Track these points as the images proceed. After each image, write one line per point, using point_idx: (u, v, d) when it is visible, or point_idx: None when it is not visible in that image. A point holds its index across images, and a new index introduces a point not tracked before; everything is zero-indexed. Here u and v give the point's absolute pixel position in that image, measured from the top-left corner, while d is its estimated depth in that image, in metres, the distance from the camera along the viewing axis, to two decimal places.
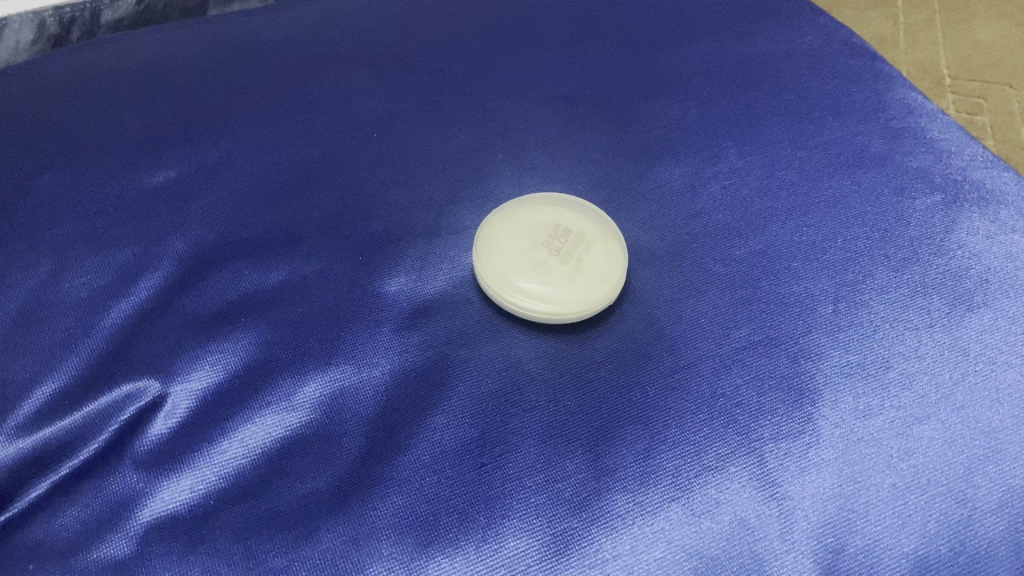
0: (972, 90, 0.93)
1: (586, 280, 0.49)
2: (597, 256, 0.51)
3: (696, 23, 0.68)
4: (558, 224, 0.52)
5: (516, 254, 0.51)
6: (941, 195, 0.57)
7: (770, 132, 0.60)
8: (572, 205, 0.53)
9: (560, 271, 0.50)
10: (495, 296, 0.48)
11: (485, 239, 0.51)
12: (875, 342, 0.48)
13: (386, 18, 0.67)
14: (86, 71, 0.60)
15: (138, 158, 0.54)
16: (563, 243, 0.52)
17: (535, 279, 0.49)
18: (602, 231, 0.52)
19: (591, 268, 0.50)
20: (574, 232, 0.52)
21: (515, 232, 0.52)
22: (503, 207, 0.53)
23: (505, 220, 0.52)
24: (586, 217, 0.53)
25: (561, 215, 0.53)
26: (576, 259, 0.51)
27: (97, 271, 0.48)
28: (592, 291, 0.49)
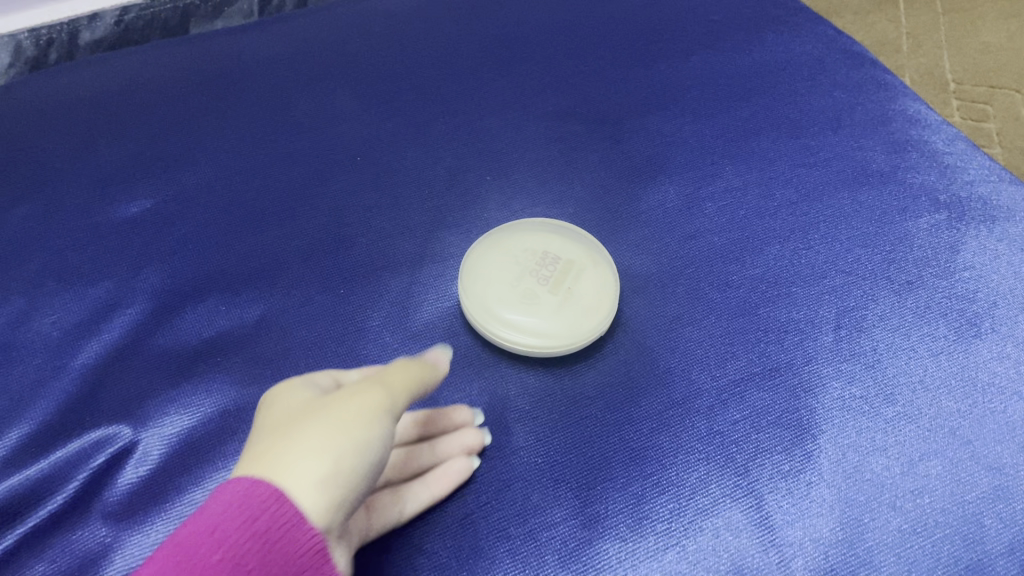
0: (978, 95, 0.89)
1: (576, 311, 0.48)
2: (587, 285, 0.49)
3: (692, 33, 0.66)
4: (548, 251, 0.51)
5: (502, 284, 0.49)
6: (946, 213, 0.55)
7: (767, 148, 0.58)
8: (561, 229, 0.52)
9: (549, 300, 0.48)
10: (481, 329, 0.46)
11: (470, 269, 0.49)
12: (879, 373, 0.47)
13: (372, 32, 0.65)
14: (63, 95, 0.59)
15: (113, 188, 0.53)
16: (551, 271, 0.50)
17: (522, 310, 0.47)
18: (593, 257, 0.50)
19: (581, 299, 0.48)
20: (564, 259, 0.50)
21: (502, 260, 0.50)
22: (490, 234, 0.51)
23: (491, 248, 0.50)
24: (577, 243, 0.51)
25: (551, 241, 0.51)
26: (565, 288, 0.49)
27: (70, 308, 0.47)
28: (582, 323, 0.47)
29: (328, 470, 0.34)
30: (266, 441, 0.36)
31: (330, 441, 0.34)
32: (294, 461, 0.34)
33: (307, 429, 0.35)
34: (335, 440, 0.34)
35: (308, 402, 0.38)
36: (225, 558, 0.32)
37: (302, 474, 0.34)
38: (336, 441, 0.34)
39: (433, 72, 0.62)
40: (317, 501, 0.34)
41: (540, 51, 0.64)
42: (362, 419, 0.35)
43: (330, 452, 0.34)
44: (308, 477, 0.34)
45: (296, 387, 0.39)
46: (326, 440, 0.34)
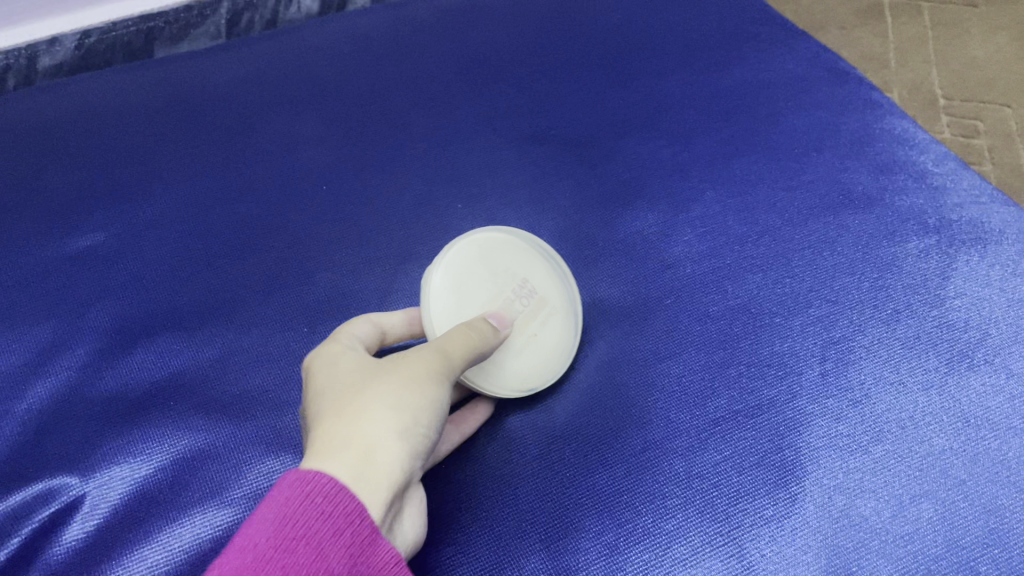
0: (967, 112, 0.86)
1: (526, 361, 0.46)
2: (550, 334, 0.47)
3: (671, 52, 0.64)
4: (525, 280, 0.48)
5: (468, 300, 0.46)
6: (935, 237, 0.53)
7: (748, 171, 0.56)
8: (549, 260, 0.48)
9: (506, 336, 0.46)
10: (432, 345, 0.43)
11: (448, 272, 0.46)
12: (866, 410, 0.44)
13: (342, 55, 0.63)
14: (16, 123, 0.56)
15: (65, 221, 0.51)
16: (522, 306, 0.47)
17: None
18: (564, 307, 0.48)
19: (536, 349, 0.46)
20: (536, 297, 0.47)
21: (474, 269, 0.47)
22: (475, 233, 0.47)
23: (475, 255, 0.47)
24: (554, 282, 0.48)
25: (532, 268, 0.48)
26: (528, 332, 0.46)
27: (13, 352, 0.45)
28: (532, 377, 0.45)
29: (404, 421, 0.35)
30: (326, 406, 0.36)
31: (407, 387, 0.36)
32: (364, 427, 0.35)
33: (382, 381, 0.37)
34: (412, 388, 0.36)
35: (363, 363, 0.39)
36: (317, 563, 0.30)
37: (374, 438, 0.34)
38: (414, 390, 0.36)
39: (403, 95, 0.60)
40: (393, 461, 0.34)
41: (513, 72, 0.62)
42: (431, 372, 0.38)
43: (403, 405, 0.36)
44: (385, 434, 0.35)
45: (343, 346, 0.40)
46: (399, 392, 0.36)
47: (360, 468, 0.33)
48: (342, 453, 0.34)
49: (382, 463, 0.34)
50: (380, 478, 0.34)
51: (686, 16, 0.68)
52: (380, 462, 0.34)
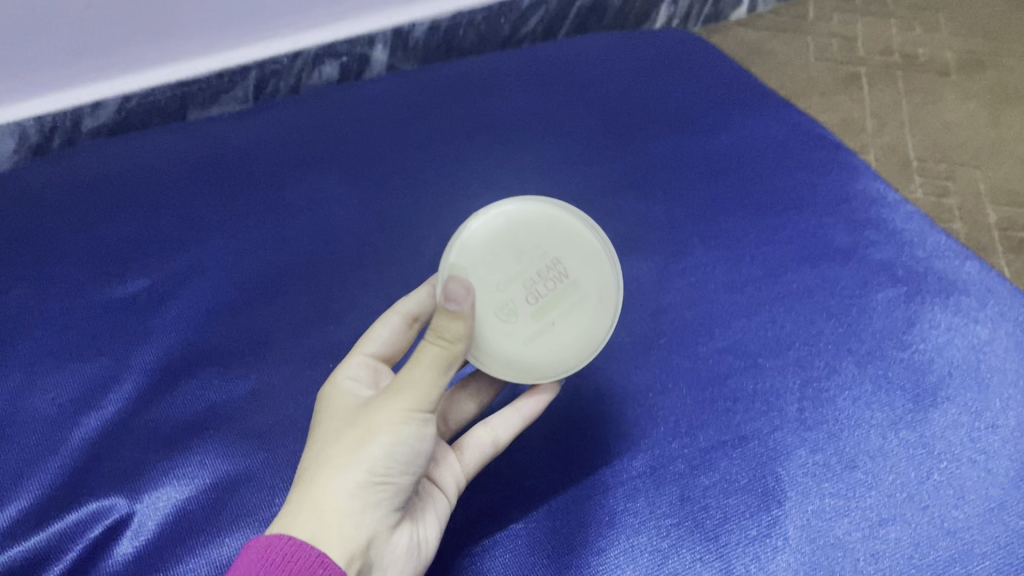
0: (939, 172, 0.88)
1: (553, 350, 0.46)
2: (573, 323, 0.47)
3: (663, 118, 0.70)
4: (560, 263, 0.47)
5: (490, 283, 0.45)
6: (903, 286, 0.58)
7: (734, 225, 0.61)
8: (587, 244, 0.48)
9: (530, 322, 0.46)
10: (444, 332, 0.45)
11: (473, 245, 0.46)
12: (840, 441, 0.49)
13: (359, 119, 0.68)
14: (62, 180, 0.62)
15: (112, 269, 0.56)
16: (546, 289, 0.47)
17: (495, 326, 0.45)
18: (603, 289, 0.48)
19: (566, 335, 0.47)
20: (568, 281, 0.47)
21: (498, 248, 0.46)
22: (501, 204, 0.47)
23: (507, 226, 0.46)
24: (593, 264, 0.48)
25: (570, 246, 0.47)
26: (548, 319, 0.46)
27: (66, 384, 0.49)
28: (542, 369, 0.46)
29: (354, 476, 0.38)
30: (305, 469, 0.39)
31: (359, 441, 0.38)
32: (319, 488, 0.38)
33: (342, 439, 0.39)
34: (363, 442, 0.38)
35: (342, 416, 0.41)
36: None
37: (328, 503, 0.37)
38: (364, 443, 0.38)
39: (416, 156, 0.65)
40: (345, 523, 0.37)
41: (519, 135, 0.67)
42: (384, 426, 0.39)
43: (349, 461, 0.38)
44: (335, 491, 0.37)
45: (336, 402, 0.43)
46: (350, 448, 0.38)
47: (313, 535, 0.36)
48: (299, 514, 0.37)
49: (336, 520, 0.37)
50: (332, 536, 0.36)
51: (677, 87, 0.74)
52: (330, 518, 0.37)
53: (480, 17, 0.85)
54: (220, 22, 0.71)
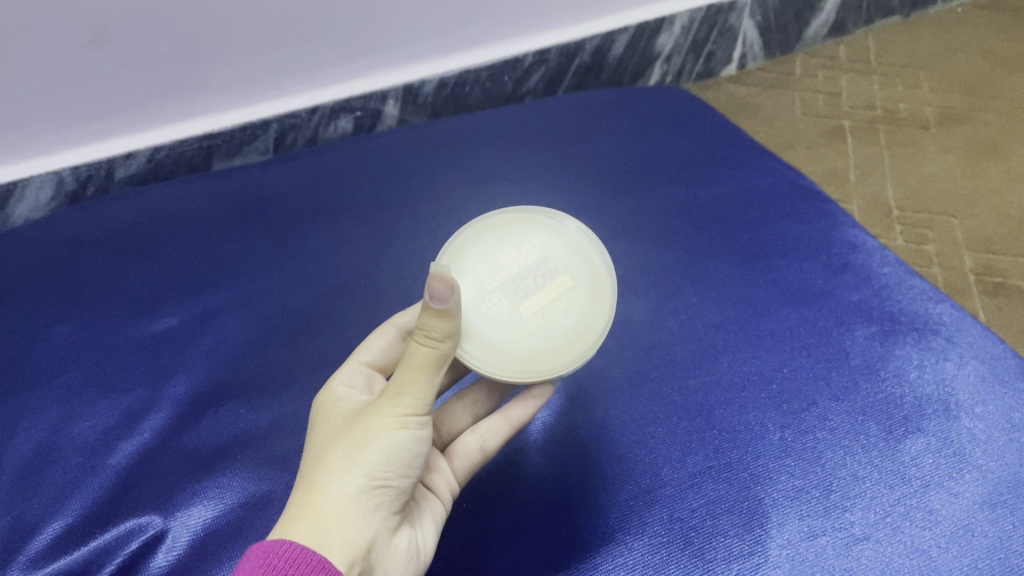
0: (918, 222, 0.93)
1: (545, 340, 0.50)
2: (565, 313, 0.51)
3: (656, 170, 0.75)
4: (550, 261, 0.53)
5: (482, 275, 0.51)
6: (878, 326, 0.62)
7: (721, 269, 0.66)
8: (572, 246, 0.54)
9: (522, 314, 0.50)
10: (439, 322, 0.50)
11: (463, 250, 0.52)
12: (818, 468, 0.53)
13: (372, 169, 0.73)
14: (98, 225, 0.67)
15: (144, 308, 0.60)
16: (537, 284, 0.52)
17: (489, 319, 0.50)
18: (597, 290, 0.52)
19: (559, 323, 0.51)
20: (557, 277, 0.52)
21: (491, 248, 0.52)
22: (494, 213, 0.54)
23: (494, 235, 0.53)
24: (584, 264, 0.53)
25: (560, 246, 0.53)
26: (540, 311, 0.51)
27: (105, 414, 0.54)
28: (539, 357, 0.50)
29: (355, 480, 0.41)
30: (306, 475, 0.42)
31: (357, 446, 0.41)
32: (322, 493, 0.40)
33: (341, 444, 0.42)
34: (362, 447, 0.41)
35: (339, 425, 0.44)
36: None
37: (330, 506, 0.40)
38: (363, 447, 0.41)
39: (426, 204, 0.70)
40: (347, 524, 0.40)
41: (521, 184, 0.72)
42: (382, 431, 0.42)
43: (349, 465, 0.41)
44: (336, 496, 0.40)
45: (331, 409, 0.46)
46: (350, 453, 0.41)
47: (316, 536, 0.39)
48: (303, 518, 0.40)
49: (338, 522, 0.40)
50: (335, 538, 0.39)
51: (670, 141, 0.80)
52: (333, 522, 0.39)
53: (485, 75, 0.90)
54: (240, 79, 0.77)
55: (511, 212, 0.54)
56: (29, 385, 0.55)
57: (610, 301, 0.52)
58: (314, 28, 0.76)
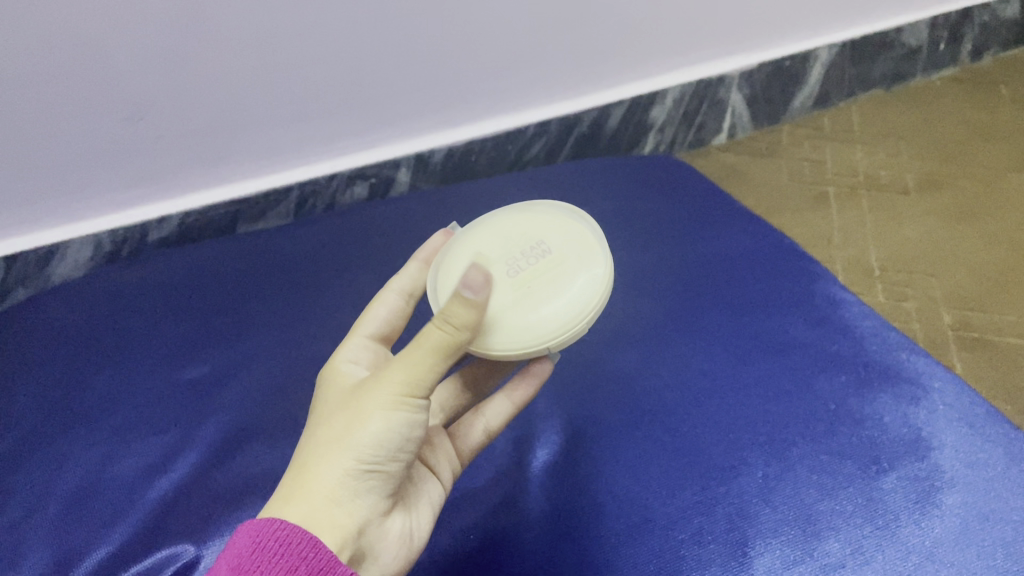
0: (898, 281, 0.99)
1: (529, 306, 0.52)
2: (551, 284, 0.53)
3: (648, 235, 0.82)
4: (544, 242, 0.57)
5: (479, 259, 0.56)
6: (855, 374, 0.67)
7: (708, 323, 0.72)
8: (569, 232, 0.57)
9: (512, 288, 0.54)
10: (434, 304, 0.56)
11: (469, 244, 0.58)
12: (797, 503, 0.58)
13: (387, 231, 0.79)
14: (136, 286, 0.74)
15: (179, 359, 0.67)
16: (529, 262, 0.55)
17: (478, 293, 0.54)
18: (589, 264, 0.55)
19: (549, 293, 0.53)
20: (549, 256, 0.55)
21: (492, 237, 0.58)
22: (502, 212, 0.60)
23: (498, 229, 0.59)
24: (580, 244, 0.56)
25: (554, 231, 0.57)
26: (529, 284, 0.54)
27: (144, 454, 0.60)
28: (518, 321, 0.52)
29: (344, 465, 0.44)
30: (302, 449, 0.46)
31: (349, 429, 0.44)
32: (313, 475, 0.43)
33: (337, 424, 0.45)
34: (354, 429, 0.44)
35: (339, 401, 0.47)
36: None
37: (319, 486, 0.43)
38: (356, 430, 0.44)
39: None
40: (333, 506, 0.43)
41: None
42: (376, 414, 0.44)
43: (340, 449, 0.44)
44: (326, 479, 0.43)
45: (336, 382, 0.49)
46: (341, 436, 0.44)
47: (304, 515, 0.43)
48: (293, 502, 0.43)
49: (326, 503, 0.43)
50: (322, 521, 0.42)
51: (662, 206, 0.86)
52: (321, 508, 0.43)
53: (491, 144, 0.97)
54: (264, 150, 0.84)
55: (520, 211, 0.60)
56: (77, 422, 0.62)
57: (598, 272, 0.54)
58: (331, 104, 0.83)
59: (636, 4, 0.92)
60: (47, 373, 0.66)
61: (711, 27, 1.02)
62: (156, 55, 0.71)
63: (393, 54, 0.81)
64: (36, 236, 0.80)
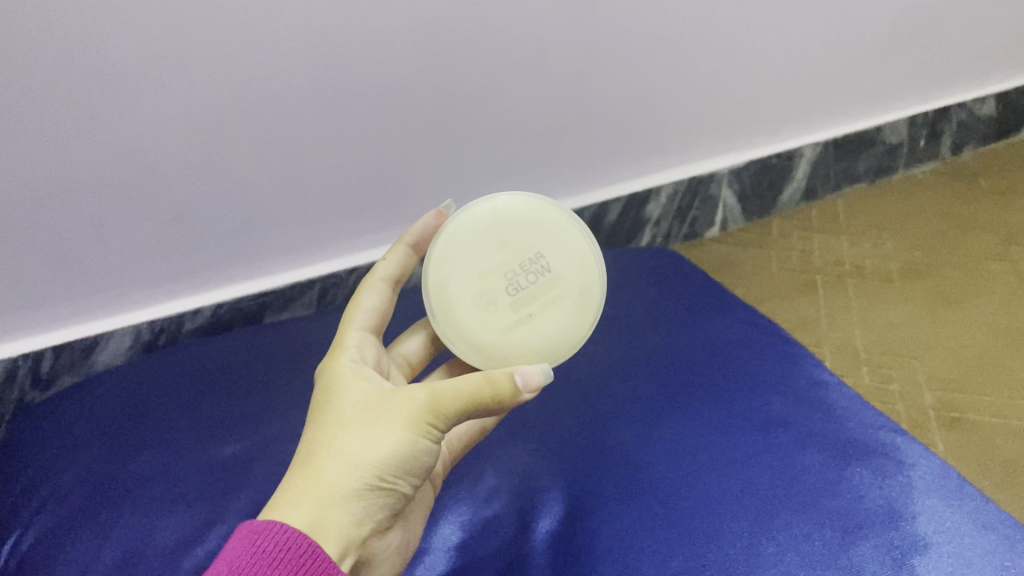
0: (883, 363, 1.04)
1: (527, 336, 0.63)
2: (547, 315, 0.63)
3: (641, 325, 0.89)
4: (542, 257, 0.63)
5: (478, 268, 0.62)
6: (834, 450, 0.73)
7: (696, 404, 0.78)
8: (564, 249, 0.64)
9: (511, 311, 0.62)
10: (432, 310, 0.63)
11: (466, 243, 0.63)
12: (779, 567, 0.62)
13: None
14: (172, 371, 0.81)
15: (212, 439, 0.73)
16: (528, 282, 0.63)
17: (479, 314, 0.62)
18: (580, 295, 0.65)
19: (545, 325, 0.63)
20: (546, 278, 0.63)
21: (489, 236, 0.63)
22: (500, 202, 0.64)
23: (495, 228, 0.63)
24: (574, 268, 0.65)
25: (552, 244, 0.64)
26: (527, 310, 0.63)
27: (181, 525, 0.65)
28: (516, 352, 0.62)
29: (358, 479, 0.51)
30: (315, 450, 0.53)
31: (367, 446, 0.52)
32: (328, 481, 0.51)
33: (354, 436, 0.52)
34: (371, 448, 0.52)
35: (354, 411, 0.54)
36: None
37: (331, 491, 0.50)
38: (373, 449, 0.52)
39: None
40: (342, 512, 0.51)
41: None
42: (395, 438, 0.52)
43: (357, 464, 0.51)
44: (340, 485, 0.51)
45: (353, 392, 0.56)
46: (359, 452, 0.52)
47: (314, 516, 0.50)
48: (304, 504, 0.50)
49: (337, 510, 0.50)
50: (332, 527, 0.50)
51: (652, 299, 0.94)
52: (332, 513, 0.50)
53: None
54: (290, 246, 0.92)
55: (515, 203, 0.64)
56: (121, 496, 0.68)
57: (588, 309, 0.65)
58: (350, 201, 0.92)
59: (628, 108, 1.01)
60: (93, 450, 0.72)
61: (699, 130, 1.11)
62: (197, 161, 0.79)
63: (408, 154, 0.90)
64: (82, 327, 0.87)
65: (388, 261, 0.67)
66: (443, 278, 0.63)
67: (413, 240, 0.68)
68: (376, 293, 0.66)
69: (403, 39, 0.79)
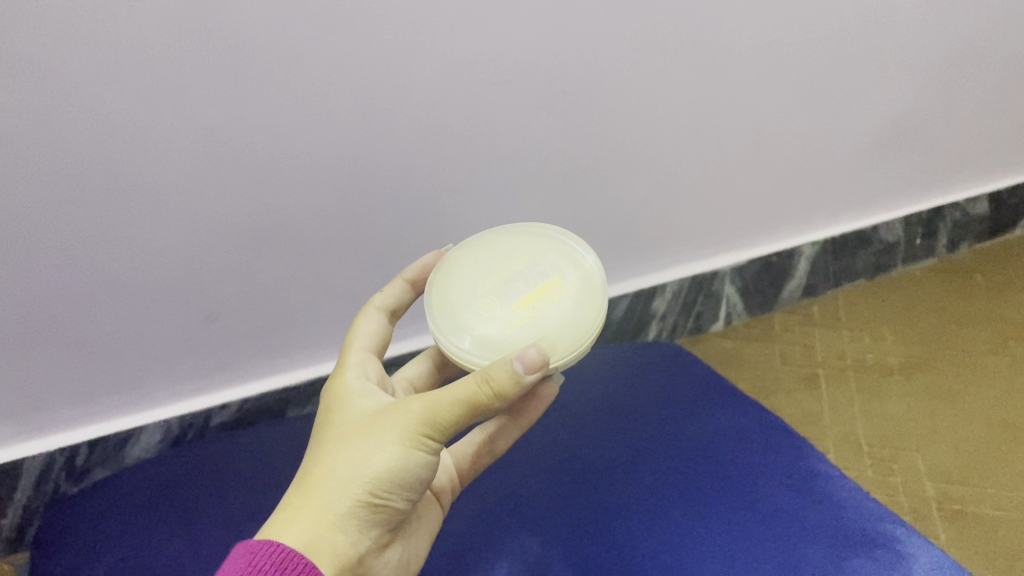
0: (885, 456, 1.07)
1: (529, 325, 0.64)
2: (549, 308, 0.65)
3: (648, 418, 0.93)
4: (541, 268, 0.68)
5: (479, 284, 0.68)
6: (835, 541, 0.75)
7: (701, 496, 0.81)
8: (561, 260, 0.69)
9: (514, 310, 0.65)
10: (434, 317, 0.66)
11: (467, 268, 0.70)
12: None
13: None
14: (200, 462, 0.85)
15: (238, 528, 0.77)
16: (527, 286, 0.67)
17: (480, 315, 0.66)
18: (584, 291, 0.67)
19: (548, 316, 0.65)
20: (546, 282, 0.67)
21: (485, 258, 0.70)
22: (496, 234, 0.73)
23: (494, 254, 0.70)
24: (574, 271, 0.68)
25: (549, 258, 0.70)
26: (528, 307, 0.65)
27: None
28: (519, 338, 0.63)
29: (352, 498, 0.54)
30: (313, 468, 0.56)
31: (361, 464, 0.55)
32: (322, 501, 0.54)
33: (349, 453, 0.56)
34: (364, 464, 0.55)
35: (353, 429, 0.58)
36: None
37: (324, 509, 0.54)
38: (366, 464, 0.55)
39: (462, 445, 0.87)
40: (336, 533, 0.54)
41: (538, 440, 0.91)
42: (389, 452, 0.55)
43: (351, 482, 0.54)
44: (334, 504, 0.54)
45: (355, 412, 0.59)
46: (354, 471, 0.55)
47: (309, 535, 0.53)
48: (300, 525, 0.54)
49: (331, 531, 0.54)
50: (326, 547, 0.53)
51: (659, 392, 0.98)
52: (326, 534, 0.54)
53: None
54: (313, 341, 0.97)
55: (513, 234, 0.72)
56: None
57: (593, 300, 0.66)
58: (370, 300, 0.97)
59: (630, 211, 1.07)
60: (125, 538, 0.77)
61: (699, 230, 1.16)
62: (227, 264, 0.85)
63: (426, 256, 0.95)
64: (116, 421, 0.92)
65: (385, 293, 0.72)
66: (446, 295, 0.68)
67: (412, 276, 0.72)
68: (375, 320, 0.71)
69: (419, 152, 0.86)
